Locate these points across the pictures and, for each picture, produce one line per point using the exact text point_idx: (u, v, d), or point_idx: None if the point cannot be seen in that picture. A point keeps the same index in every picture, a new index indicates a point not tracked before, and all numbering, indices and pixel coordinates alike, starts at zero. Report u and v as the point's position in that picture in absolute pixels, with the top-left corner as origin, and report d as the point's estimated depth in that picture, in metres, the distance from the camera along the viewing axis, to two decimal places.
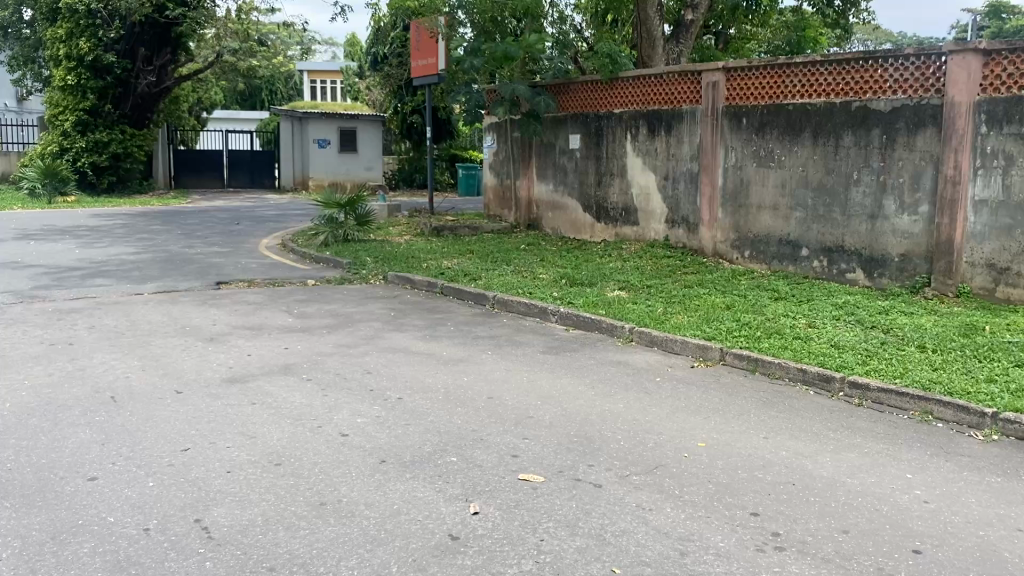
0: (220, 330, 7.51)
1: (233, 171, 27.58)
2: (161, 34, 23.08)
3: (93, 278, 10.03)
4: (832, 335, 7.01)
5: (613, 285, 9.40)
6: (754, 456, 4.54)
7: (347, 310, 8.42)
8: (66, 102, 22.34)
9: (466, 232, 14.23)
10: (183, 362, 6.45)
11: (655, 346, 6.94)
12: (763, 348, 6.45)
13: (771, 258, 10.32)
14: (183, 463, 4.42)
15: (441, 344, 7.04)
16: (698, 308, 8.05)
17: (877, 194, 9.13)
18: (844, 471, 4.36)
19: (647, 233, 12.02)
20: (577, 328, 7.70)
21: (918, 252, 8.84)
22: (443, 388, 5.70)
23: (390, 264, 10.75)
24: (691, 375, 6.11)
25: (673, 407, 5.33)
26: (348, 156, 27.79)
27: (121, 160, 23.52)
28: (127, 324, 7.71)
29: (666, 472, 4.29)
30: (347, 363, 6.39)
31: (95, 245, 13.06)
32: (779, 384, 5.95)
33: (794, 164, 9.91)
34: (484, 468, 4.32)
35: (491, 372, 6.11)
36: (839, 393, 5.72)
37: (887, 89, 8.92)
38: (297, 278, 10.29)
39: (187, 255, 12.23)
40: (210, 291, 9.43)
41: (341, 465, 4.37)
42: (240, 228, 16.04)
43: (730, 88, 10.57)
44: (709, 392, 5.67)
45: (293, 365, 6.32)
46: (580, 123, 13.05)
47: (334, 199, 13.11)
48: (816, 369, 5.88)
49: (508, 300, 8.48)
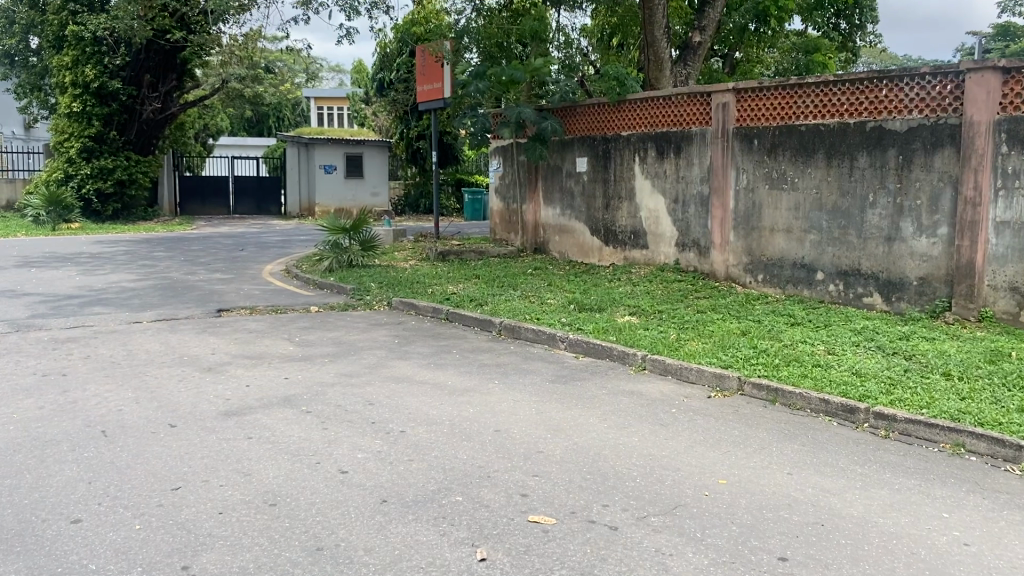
0: (219, 359, 7.28)
1: (238, 197, 27.51)
2: (166, 61, 23.28)
3: (92, 306, 9.84)
4: (852, 362, 6.75)
5: (624, 310, 9.15)
6: (778, 494, 4.27)
7: (350, 338, 8.19)
8: (72, 129, 22.25)
9: (472, 257, 13.99)
10: (178, 394, 6.21)
11: (669, 375, 6.68)
12: (783, 377, 6.18)
13: (785, 283, 10.07)
14: (173, 504, 4.16)
15: (446, 372, 6.79)
16: (712, 334, 7.79)
17: (893, 216, 8.89)
18: (875, 510, 4.08)
19: (657, 257, 11.80)
20: (587, 356, 7.44)
21: (938, 275, 8.57)
22: (448, 420, 5.45)
23: (394, 290, 10.53)
24: (708, 406, 5.84)
25: (690, 441, 5.07)
26: (354, 181, 27.62)
27: (126, 187, 23.52)
28: (123, 354, 7.49)
29: (686, 512, 4.02)
30: (348, 393, 6.14)
31: (96, 273, 12.88)
32: (801, 415, 5.67)
33: (807, 186, 9.70)
34: (492, 508, 4.06)
35: (499, 403, 5.85)
36: (865, 425, 5.44)
37: (902, 108, 8.71)
38: (300, 304, 10.08)
39: (190, 282, 12.05)
40: (210, 319, 9.21)
41: (340, 505, 4.12)
42: (244, 255, 15.85)
43: (741, 109, 10.39)
44: (727, 425, 5.40)
45: (293, 397, 6.08)
46: (587, 146, 12.88)
47: (340, 224, 12.88)
48: (839, 400, 5.61)
49: (515, 326, 8.24)
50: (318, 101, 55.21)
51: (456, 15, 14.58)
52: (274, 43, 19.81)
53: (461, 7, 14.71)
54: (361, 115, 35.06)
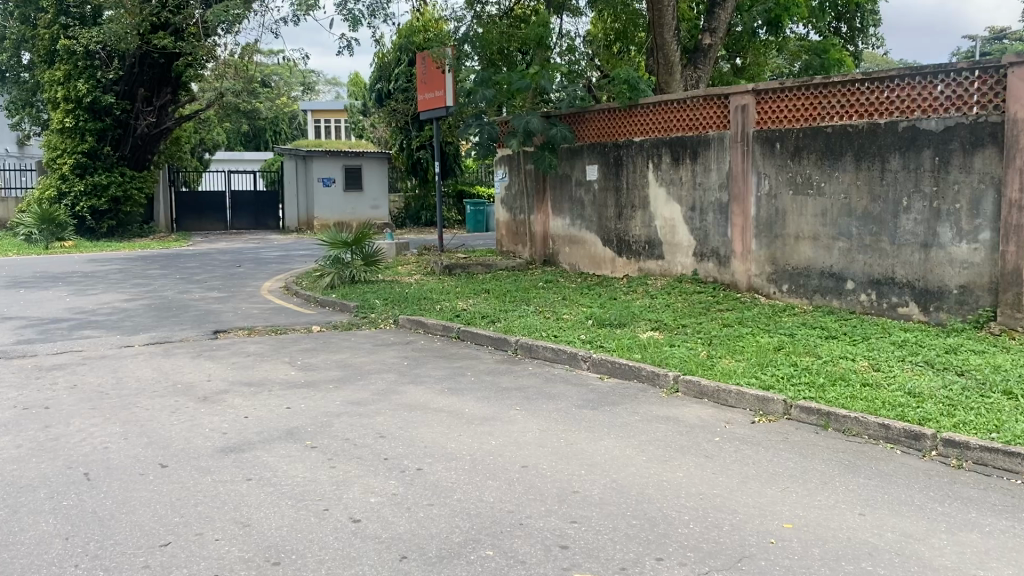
0: (216, 387, 6.73)
1: (236, 212, 27.00)
2: (160, 75, 22.80)
3: (82, 330, 9.30)
4: (902, 380, 6.21)
5: (645, 325, 8.63)
6: (854, 541, 3.74)
7: (357, 361, 7.64)
8: (64, 145, 21.80)
9: (478, 270, 13.45)
10: (170, 428, 5.66)
11: (705, 399, 6.14)
12: (833, 399, 5.65)
13: (813, 293, 9.54)
14: (162, 565, 3.62)
15: (462, 399, 6.24)
16: (746, 351, 7.25)
17: (930, 220, 8.37)
18: (970, 559, 3.56)
19: (673, 268, 11.27)
20: (612, 377, 6.90)
21: (981, 283, 8.03)
22: (470, 455, 4.92)
23: (401, 307, 9.98)
24: (754, 433, 5.30)
25: (742, 476, 4.53)
26: (353, 195, 27.06)
27: (121, 204, 23.00)
28: (112, 382, 6.94)
29: (754, 566, 3.49)
30: (357, 425, 5.60)
31: (88, 293, 12.34)
32: (859, 443, 5.14)
33: (835, 191, 9.20)
34: (529, 565, 3.52)
35: (523, 434, 5.30)
36: (932, 453, 4.90)
37: (937, 107, 8.21)
38: (301, 324, 9.54)
39: (185, 301, 11.51)
40: (206, 341, 8.67)
41: (353, 563, 3.58)
42: (241, 272, 15.33)
43: (762, 112, 9.90)
44: (779, 456, 4.86)
45: (298, 429, 5.55)
46: (598, 153, 12.37)
47: (340, 238, 12.38)
48: (901, 425, 5.07)
49: (532, 345, 7.71)
50: (314, 113, 54.79)
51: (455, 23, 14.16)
52: (270, 56, 19.38)
53: (461, 15, 14.27)
54: (358, 126, 34.44)
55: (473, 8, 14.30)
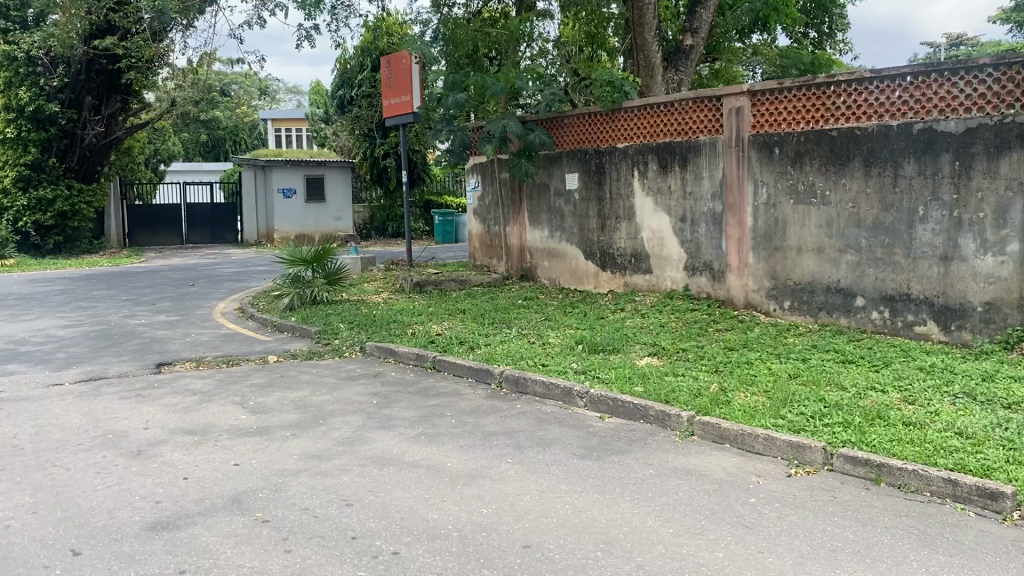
0: (153, 437, 5.75)
1: (191, 225, 25.80)
2: (110, 82, 21.45)
3: (5, 364, 8.23)
4: (949, 418, 5.40)
5: (642, 351, 7.77)
6: None
7: (316, 400, 6.66)
8: (5, 157, 20.58)
9: (452, 287, 12.57)
10: (91, 497, 4.67)
11: (727, 444, 5.30)
12: (882, 445, 4.81)
13: (817, 310, 8.78)
14: None
15: (443, 449, 5.32)
16: (760, 382, 6.42)
17: (950, 230, 7.63)
18: None
19: (662, 283, 10.47)
20: (614, 417, 6.03)
21: (1009, 299, 7.31)
22: (457, 532, 4.00)
23: (368, 332, 9.03)
24: (796, 490, 4.46)
25: (797, 556, 3.67)
26: (316, 206, 26.05)
27: (68, 218, 21.75)
28: (30, 433, 5.89)
29: None
30: (318, 489, 4.65)
31: (21, 318, 11.20)
32: (922, 503, 4.31)
33: (841, 199, 8.44)
34: None
35: (518, 498, 4.40)
36: (1014, 517, 4.09)
37: (957, 106, 7.50)
38: (256, 354, 8.54)
39: (129, 327, 10.44)
40: (147, 376, 7.67)
41: None
42: (194, 291, 14.24)
43: (757, 114, 9.15)
44: (835, 523, 4.03)
45: (245, 496, 4.59)
46: (578, 160, 11.53)
47: (301, 254, 11.31)
48: (972, 482, 4.26)
49: (519, 378, 6.80)
50: (273, 123, 53.53)
51: (421, 26, 13.37)
52: (224, 63, 18.31)
53: (427, 18, 13.53)
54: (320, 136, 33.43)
55: (439, 11, 13.62)
